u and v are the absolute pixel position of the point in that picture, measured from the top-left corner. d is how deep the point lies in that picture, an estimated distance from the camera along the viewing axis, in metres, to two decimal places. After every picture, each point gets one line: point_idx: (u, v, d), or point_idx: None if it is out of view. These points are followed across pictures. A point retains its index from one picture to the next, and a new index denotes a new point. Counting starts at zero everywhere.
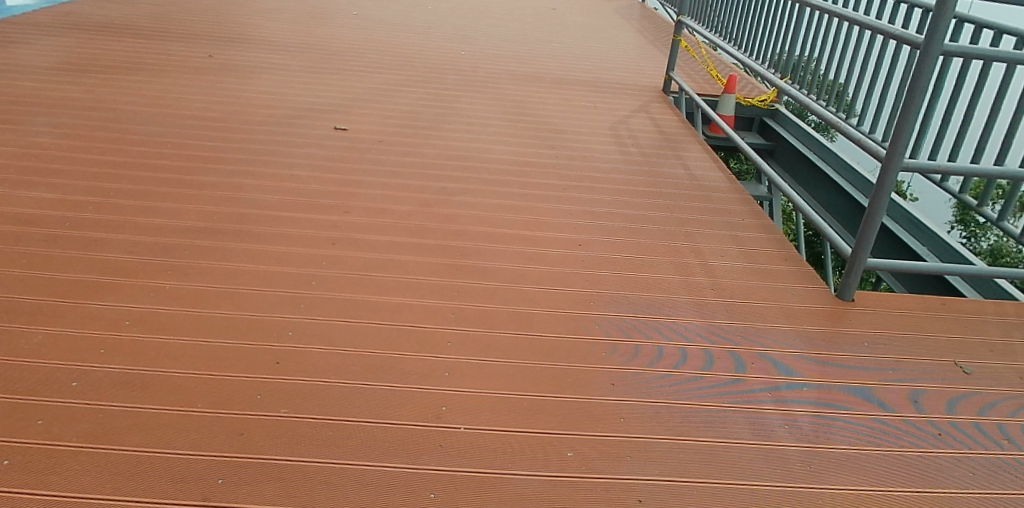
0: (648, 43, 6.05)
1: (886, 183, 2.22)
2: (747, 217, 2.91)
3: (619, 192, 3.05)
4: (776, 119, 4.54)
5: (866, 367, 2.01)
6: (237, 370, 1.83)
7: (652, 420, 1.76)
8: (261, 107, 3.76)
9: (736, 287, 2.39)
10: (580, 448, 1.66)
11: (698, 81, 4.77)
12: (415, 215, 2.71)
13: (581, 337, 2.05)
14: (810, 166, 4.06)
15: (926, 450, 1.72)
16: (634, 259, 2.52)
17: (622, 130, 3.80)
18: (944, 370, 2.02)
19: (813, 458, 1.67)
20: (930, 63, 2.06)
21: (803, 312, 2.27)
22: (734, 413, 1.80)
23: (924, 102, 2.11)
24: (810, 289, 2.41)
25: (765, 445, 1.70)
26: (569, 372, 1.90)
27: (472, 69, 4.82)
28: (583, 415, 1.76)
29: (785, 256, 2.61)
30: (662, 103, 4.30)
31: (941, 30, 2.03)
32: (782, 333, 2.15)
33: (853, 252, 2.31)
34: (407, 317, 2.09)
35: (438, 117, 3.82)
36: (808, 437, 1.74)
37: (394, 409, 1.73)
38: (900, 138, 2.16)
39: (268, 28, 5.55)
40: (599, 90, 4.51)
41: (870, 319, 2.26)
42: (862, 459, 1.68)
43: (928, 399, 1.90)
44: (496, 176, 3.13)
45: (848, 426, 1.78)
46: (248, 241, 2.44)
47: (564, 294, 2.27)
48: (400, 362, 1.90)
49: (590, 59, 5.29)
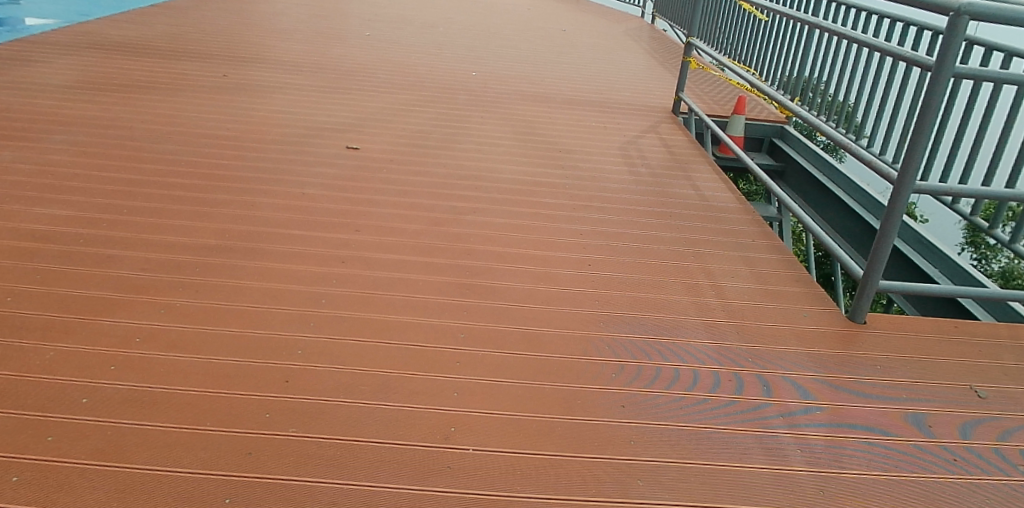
0: (658, 64, 6.07)
1: (898, 205, 2.21)
2: (758, 237, 2.90)
3: (628, 213, 3.05)
4: (785, 141, 4.54)
5: (879, 391, 1.99)
6: (246, 388, 1.83)
7: (662, 443, 1.74)
8: (274, 126, 3.79)
9: (746, 308, 2.37)
10: (589, 470, 1.64)
11: (707, 101, 4.78)
12: (425, 234, 2.72)
13: (590, 359, 2.04)
14: (820, 188, 4.06)
15: (940, 476, 1.70)
16: (643, 279, 2.51)
17: (631, 151, 3.81)
18: (959, 395, 2.00)
19: (825, 483, 1.65)
20: (941, 86, 2.06)
21: (815, 335, 2.25)
22: (745, 436, 1.78)
23: (935, 125, 2.11)
24: (822, 310, 2.40)
25: (777, 470, 1.68)
26: (577, 393, 1.90)
27: (482, 90, 4.86)
28: (592, 438, 1.74)
29: (796, 277, 2.60)
30: (671, 124, 4.31)
31: (953, 53, 2.03)
32: (794, 357, 2.13)
33: (865, 275, 2.29)
34: (416, 336, 2.09)
35: (448, 136, 3.85)
36: (818, 461, 1.72)
37: (402, 429, 1.72)
38: (912, 160, 2.15)
39: (281, 48, 5.61)
40: (608, 110, 4.53)
41: (881, 342, 2.24)
42: (875, 484, 1.66)
43: (942, 424, 1.88)
44: (505, 195, 3.14)
45: (863, 451, 1.76)
46: (259, 259, 2.45)
47: (574, 314, 2.27)
48: (410, 382, 1.89)
49: (600, 79, 5.32)
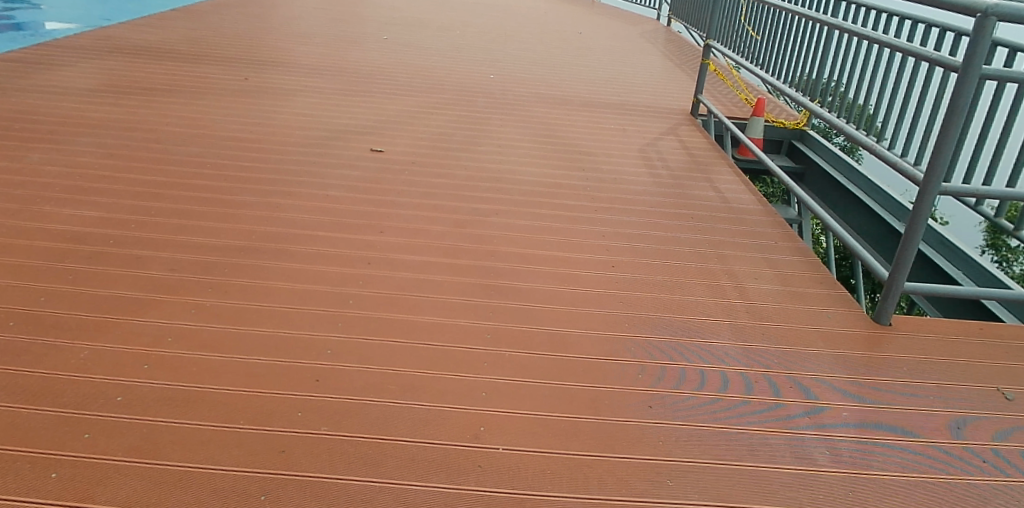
0: (675, 66, 6.07)
1: (924, 207, 2.21)
2: (780, 239, 2.90)
3: (650, 214, 3.06)
4: (804, 142, 4.53)
5: (907, 393, 1.99)
6: (278, 387, 1.85)
7: (689, 443, 1.75)
8: (296, 128, 3.83)
9: (770, 310, 2.37)
10: (617, 470, 1.65)
11: (726, 103, 4.78)
12: (449, 236, 2.74)
13: (617, 360, 2.06)
14: (840, 190, 4.05)
15: (970, 478, 1.70)
16: (667, 281, 2.52)
17: (651, 153, 3.82)
18: (987, 397, 2.00)
19: (854, 484, 1.65)
20: (968, 87, 2.05)
21: (840, 336, 2.25)
22: (771, 437, 1.79)
23: (963, 127, 2.10)
24: (846, 312, 2.40)
25: (805, 471, 1.69)
26: (605, 394, 1.91)
27: (500, 92, 4.88)
28: (619, 438, 1.75)
29: (819, 279, 2.60)
30: (690, 126, 4.31)
31: (979, 55, 2.03)
32: (819, 358, 2.13)
33: (890, 277, 2.29)
34: (444, 337, 2.11)
35: (469, 139, 3.87)
36: (847, 462, 1.72)
37: (433, 429, 1.74)
38: (939, 161, 2.15)
39: (299, 52, 5.66)
40: (627, 113, 4.53)
41: (907, 344, 2.23)
42: (904, 486, 1.66)
43: (969, 426, 1.88)
44: (528, 197, 3.15)
45: (892, 452, 1.76)
46: (285, 260, 2.48)
47: (599, 315, 2.28)
48: (438, 382, 1.91)
49: (617, 81, 5.34)
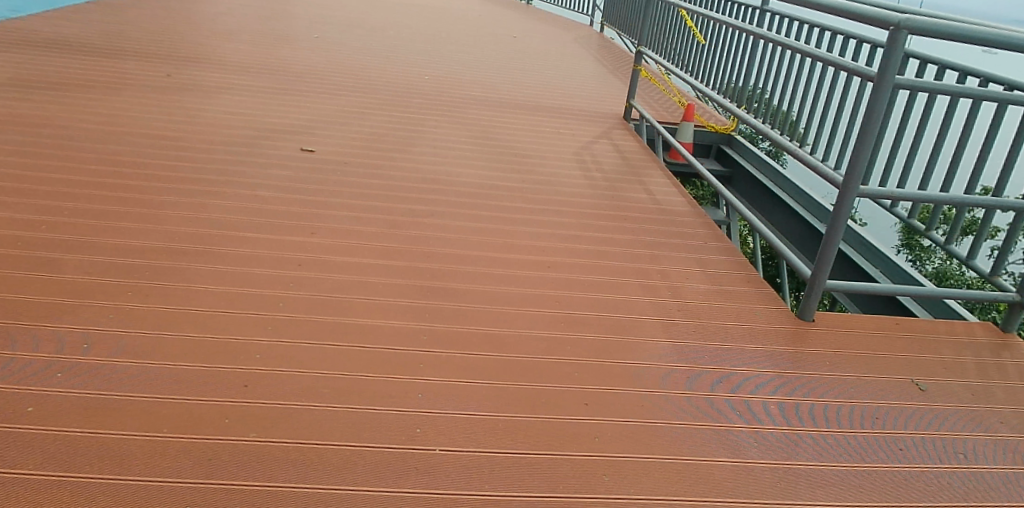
0: (607, 71, 6.17)
1: (844, 208, 2.30)
2: (711, 240, 2.98)
3: (585, 216, 3.09)
4: (732, 147, 4.67)
5: (831, 386, 2.07)
6: (205, 394, 1.78)
7: (625, 439, 1.77)
8: (223, 127, 3.71)
9: (701, 308, 2.43)
10: (556, 468, 1.66)
11: (657, 108, 4.88)
12: (383, 237, 2.70)
13: (554, 359, 2.06)
14: (766, 193, 4.19)
15: (889, 465, 1.78)
16: (602, 281, 2.55)
17: (585, 155, 3.86)
18: (903, 389, 2.10)
19: (782, 474, 1.70)
20: (883, 96, 2.16)
21: (768, 332, 2.32)
22: (704, 431, 1.83)
23: (878, 133, 2.20)
24: (773, 309, 2.48)
25: (736, 462, 1.73)
26: (542, 393, 1.91)
27: (434, 94, 4.85)
28: (557, 436, 1.76)
29: (747, 278, 2.67)
30: (624, 130, 4.38)
31: (893, 66, 2.14)
32: (748, 354, 2.19)
33: (813, 275, 2.38)
34: (380, 339, 2.08)
35: (402, 139, 3.83)
36: (775, 453, 1.77)
37: (369, 432, 1.71)
38: (857, 166, 2.25)
39: (226, 49, 5.49)
40: (561, 116, 4.58)
41: (830, 339, 2.33)
42: (828, 475, 1.72)
43: (888, 416, 1.97)
44: (464, 198, 3.14)
45: (817, 442, 1.83)
46: (213, 262, 2.39)
47: (536, 315, 2.29)
48: (374, 384, 1.88)
49: (551, 85, 5.38)
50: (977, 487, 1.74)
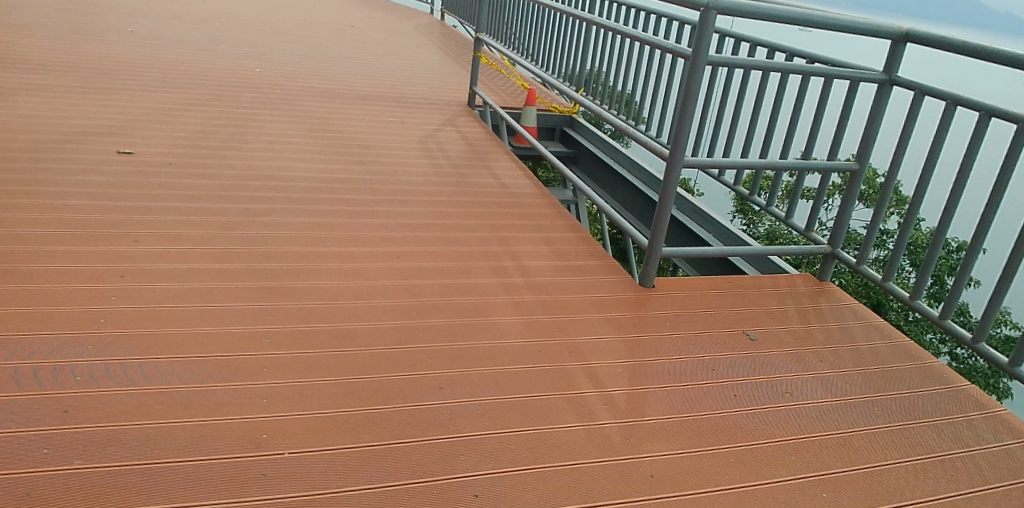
0: (450, 59, 6.17)
1: (673, 180, 2.43)
2: (556, 219, 3.06)
3: (431, 204, 3.08)
4: (575, 129, 4.82)
5: (672, 346, 2.19)
6: (15, 425, 1.61)
7: (479, 417, 1.78)
8: (24, 133, 3.36)
9: (549, 284, 2.49)
10: (411, 454, 1.63)
11: (500, 94, 4.94)
12: (217, 239, 2.56)
13: (404, 348, 2.04)
14: (609, 171, 4.36)
15: (726, 411, 1.91)
16: (450, 267, 2.55)
17: (430, 144, 3.85)
18: (735, 341, 2.27)
19: (631, 431, 1.78)
20: (698, 73, 2.29)
21: (612, 301, 2.42)
22: (556, 399, 1.87)
23: (698, 108, 2.34)
24: (616, 279, 2.58)
25: (588, 425, 1.78)
26: (394, 383, 1.88)
27: (269, 88, 4.64)
28: (410, 423, 1.74)
29: (592, 252, 2.77)
30: (468, 117, 4.40)
31: (705, 44, 2.27)
32: (594, 323, 2.27)
33: (651, 244, 2.50)
34: (216, 346, 1.97)
35: (234, 136, 3.64)
36: (623, 413, 1.85)
37: (209, 444, 1.61)
38: (681, 139, 2.38)
39: (25, 47, 4.98)
40: (404, 105, 4.53)
41: (669, 302, 2.46)
42: (672, 426, 1.82)
43: (722, 367, 2.11)
44: (304, 194, 3.04)
45: (661, 398, 1.93)
46: (18, 281, 2.16)
47: (384, 306, 2.25)
48: (212, 394, 1.77)
49: (392, 75, 5.31)
50: (801, 422, 1.91)
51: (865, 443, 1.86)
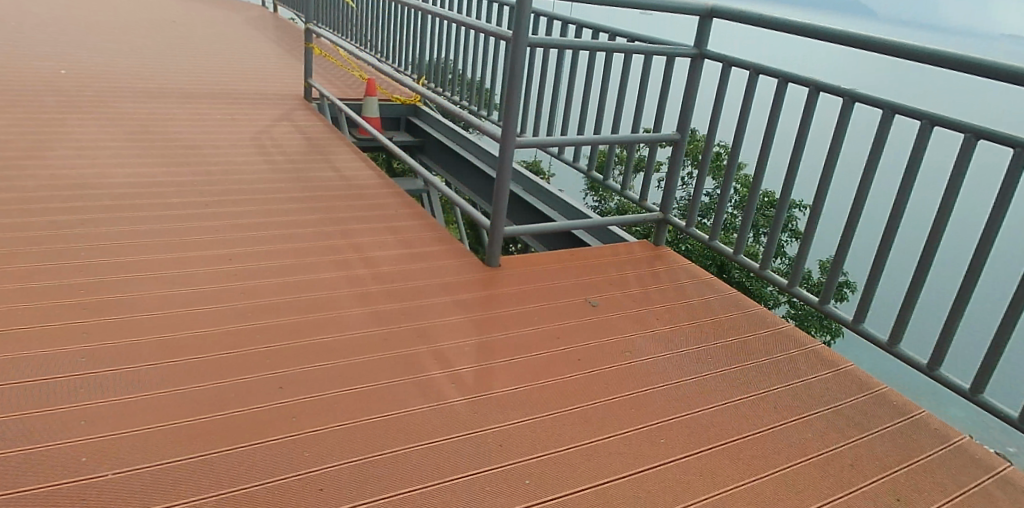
0: (285, 52, 5.96)
1: (507, 161, 2.48)
2: (400, 207, 3.05)
3: (268, 202, 2.97)
4: (419, 117, 4.81)
5: (517, 320, 2.25)
6: None
7: (324, 411, 1.75)
8: None
9: (394, 272, 2.48)
10: (252, 457, 1.58)
11: (339, 85, 4.83)
12: (22, 257, 2.34)
13: (242, 351, 1.97)
14: (455, 157, 4.39)
15: (570, 375, 1.99)
16: (290, 264, 2.47)
17: (265, 140, 3.70)
18: (578, 309, 2.37)
19: (478, 406, 1.82)
20: (521, 54, 2.33)
21: (458, 283, 2.45)
22: (404, 384, 1.88)
23: (523, 89, 2.38)
24: (462, 261, 2.62)
25: (436, 405, 1.80)
26: (232, 387, 1.81)
27: (79, 90, 4.28)
28: (252, 426, 1.68)
29: (437, 238, 2.79)
30: (306, 111, 4.27)
31: (524, 26, 2.31)
32: (441, 307, 2.28)
33: (493, 224, 2.55)
34: (27, 370, 1.81)
35: (39, 144, 3.34)
36: (471, 389, 1.88)
37: (23, 475, 1.48)
38: (511, 120, 2.42)
39: None
40: (235, 102, 4.32)
41: (514, 279, 2.52)
42: (519, 396, 1.87)
43: (565, 334, 2.20)
44: (124, 201, 2.84)
45: (508, 371, 1.97)
46: None
47: (219, 310, 2.15)
48: (23, 423, 1.63)
49: (221, 71, 5.06)
50: (639, 376, 2.03)
51: (698, 389, 2.01)
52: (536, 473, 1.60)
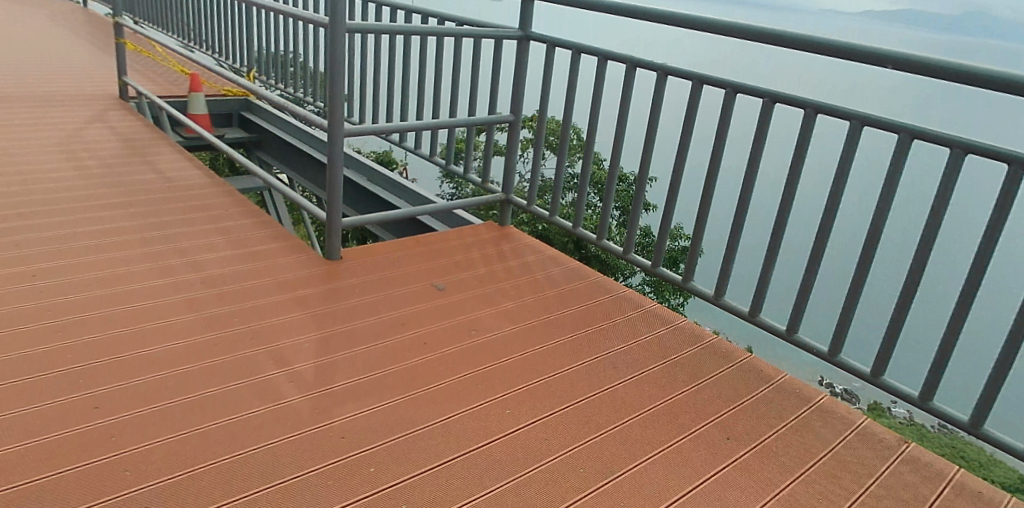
0: (98, 49, 5.50)
1: (337, 151, 2.43)
2: (232, 207, 2.91)
3: (80, 210, 2.74)
4: (253, 112, 4.60)
5: (360, 312, 2.21)
6: None
7: (149, 426, 1.64)
8: None
9: (227, 274, 2.37)
10: (65, 484, 1.46)
11: (161, 82, 4.53)
12: None
13: (52, 372, 1.80)
14: (294, 152, 4.25)
15: (415, 359, 1.99)
16: (108, 275, 2.30)
17: (75, 145, 3.40)
18: (422, 295, 2.36)
19: (319, 401, 1.78)
20: (340, 41, 2.28)
21: (297, 280, 2.37)
22: (238, 388, 1.80)
23: (346, 77, 2.33)
24: (301, 257, 2.54)
25: (274, 406, 1.75)
26: (40, 412, 1.66)
27: None
28: (65, 451, 1.55)
29: (273, 235, 2.69)
30: (123, 111, 3.96)
31: (341, 12, 2.26)
32: (278, 305, 2.21)
33: (329, 216, 2.49)
34: None
35: None
36: (311, 385, 1.83)
37: None
38: (337, 109, 2.36)
39: None
40: (38, 105, 3.94)
41: (356, 271, 2.48)
42: (362, 386, 1.85)
43: (410, 320, 2.19)
44: None
45: (350, 362, 1.94)
46: None
47: (23, 331, 1.96)
48: None
49: (21, 71, 4.59)
50: (484, 352, 2.06)
51: (542, 358, 2.07)
52: (381, 461, 1.59)
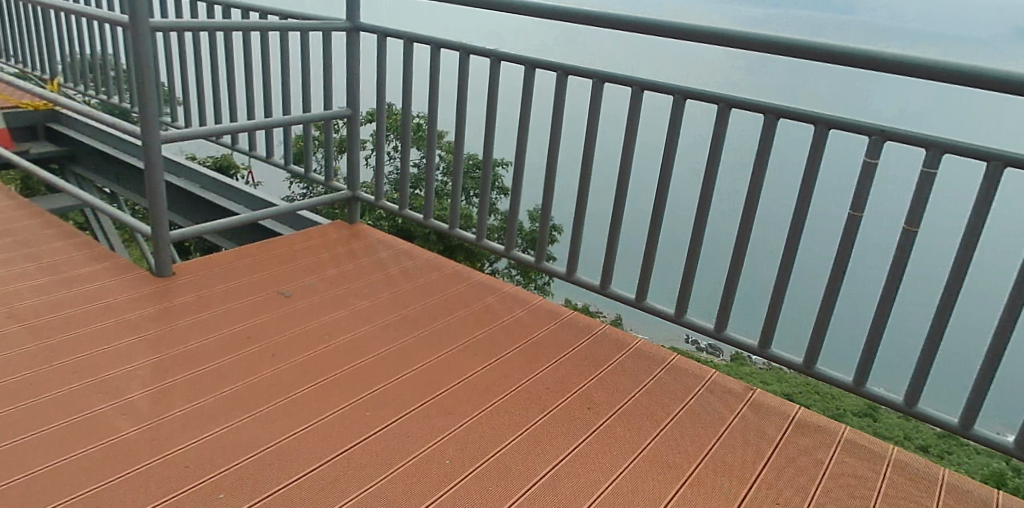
0: None
1: (156, 160, 2.24)
2: (41, 229, 2.62)
3: None
4: (63, 123, 4.18)
5: (199, 329, 2.06)
6: None
7: None
8: None
9: (39, 304, 2.13)
10: None
11: None
12: None
13: None
14: (115, 163, 3.91)
15: (263, 372, 1.88)
16: None
17: None
18: (268, 304, 2.24)
19: (156, 430, 1.64)
20: (144, 40, 2.10)
21: (124, 302, 2.18)
22: (59, 429, 1.62)
23: (157, 79, 2.15)
24: (128, 277, 2.33)
25: (104, 442, 1.59)
26: None
27: None
28: None
29: (93, 256, 2.45)
30: None
31: (142, 8, 2.08)
32: (103, 332, 2.01)
33: (155, 230, 2.30)
34: None
35: None
36: (146, 415, 1.68)
37: None
38: (149, 114, 2.18)
39: None
40: None
41: (192, 286, 2.31)
42: (206, 408, 1.73)
43: (256, 332, 2.07)
44: None
45: (190, 385, 1.81)
46: None
47: None
48: None
49: None
50: (338, 356, 1.99)
51: (400, 355, 2.03)
52: (231, 485, 1.49)
